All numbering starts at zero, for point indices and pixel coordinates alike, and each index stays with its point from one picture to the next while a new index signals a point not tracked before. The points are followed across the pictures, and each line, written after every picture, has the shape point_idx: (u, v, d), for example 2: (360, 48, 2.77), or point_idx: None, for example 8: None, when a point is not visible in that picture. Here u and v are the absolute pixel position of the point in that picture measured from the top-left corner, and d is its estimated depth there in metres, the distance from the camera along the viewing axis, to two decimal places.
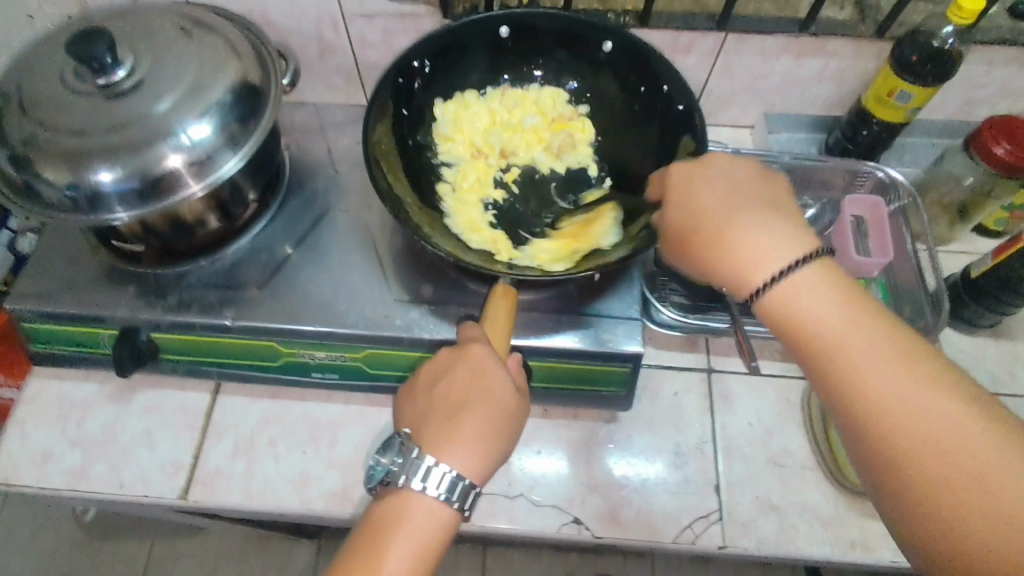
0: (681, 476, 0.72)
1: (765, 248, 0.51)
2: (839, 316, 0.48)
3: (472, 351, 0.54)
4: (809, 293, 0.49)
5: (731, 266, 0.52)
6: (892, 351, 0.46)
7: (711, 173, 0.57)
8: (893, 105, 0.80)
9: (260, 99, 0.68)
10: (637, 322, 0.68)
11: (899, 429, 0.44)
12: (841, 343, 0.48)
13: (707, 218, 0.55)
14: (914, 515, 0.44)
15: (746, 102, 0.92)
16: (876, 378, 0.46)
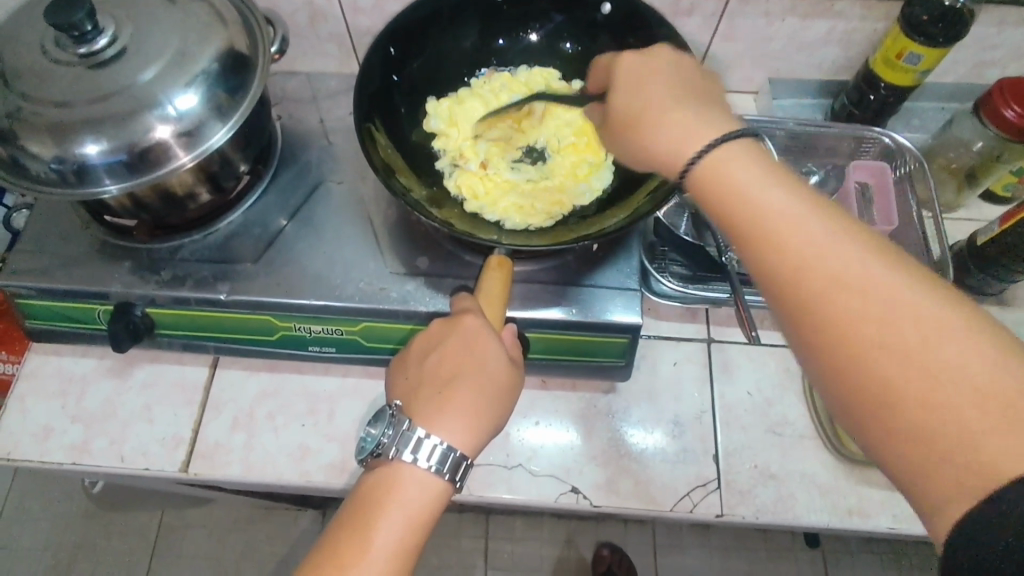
0: (679, 446, 0.72)
1: (697, 129, 0.48)
2: (774, 194, 0.44)
3: (465, 321, 0.53)
4: (748, 169, 0.45)
5: (663, 145, 0.49)
6: (833, 222, 0.43)
7: (654, 64, 0.54)
8: (901, 67, 0.78)
9: (248, 68, 0.66)
10: (636, 292, 0.67)
11: (844, 298, 0.40)
12: (782, 216, 0.43)
13: (642, 112, 0.52)
14: (860, 391, 0.39)
15: (750, 66, 0.89)
16: (813, 246, 0.42)
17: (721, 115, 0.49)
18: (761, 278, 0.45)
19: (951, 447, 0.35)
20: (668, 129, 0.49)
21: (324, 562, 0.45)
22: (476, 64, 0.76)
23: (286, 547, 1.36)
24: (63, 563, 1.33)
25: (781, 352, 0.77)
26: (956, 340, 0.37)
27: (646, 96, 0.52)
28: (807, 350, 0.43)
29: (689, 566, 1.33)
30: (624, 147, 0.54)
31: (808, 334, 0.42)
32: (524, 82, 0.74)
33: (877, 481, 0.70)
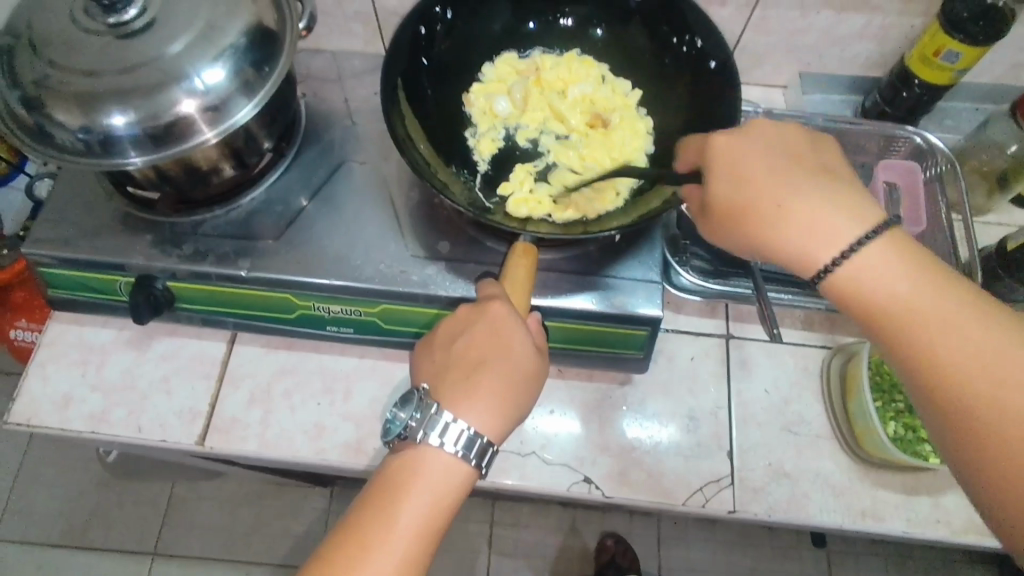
0: (693, 441, 0.71)
1: (820, 215, 0.49)
2: (911, 294, 0.46)
3: (493, 307, 0.53)
4: (888, 261, 0.47)
5: (790, 247, 0.50)
6: (971, 313, 0.45)
7: (755, 140, 0.53)
8: (938, 65, 0.76)
9: (275, 43, 0.66)
10: (658, 285, 0.67)
11: (972, 388, 0.43)
12: (920, 310, 0.46)
13: (753, 185, 0.51)
14: (985, 481, 0.42)
15: (781, 58, 0.87)
16: (947, 341, 0.44)
17: (841, 190, 0.50)
18: (898, 371, 0.47)
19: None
20: (806, 229, 0.49)
21: (345, 541, 0.45)
22: (504, 45, 0.74)
23: (294, 523, 1.37)
24: (76, 528, 1.36)
25: (800, 351, 0.77)
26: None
27: (748, 172, 0.52)
28: (940, 438, 0.45)
29: (693, 560, 1.34)
30: (733, 235, 0.53)
31: (940, 423, 0.45)
32: (496, 81, 0.72)
33: (892, 485, 0.70)
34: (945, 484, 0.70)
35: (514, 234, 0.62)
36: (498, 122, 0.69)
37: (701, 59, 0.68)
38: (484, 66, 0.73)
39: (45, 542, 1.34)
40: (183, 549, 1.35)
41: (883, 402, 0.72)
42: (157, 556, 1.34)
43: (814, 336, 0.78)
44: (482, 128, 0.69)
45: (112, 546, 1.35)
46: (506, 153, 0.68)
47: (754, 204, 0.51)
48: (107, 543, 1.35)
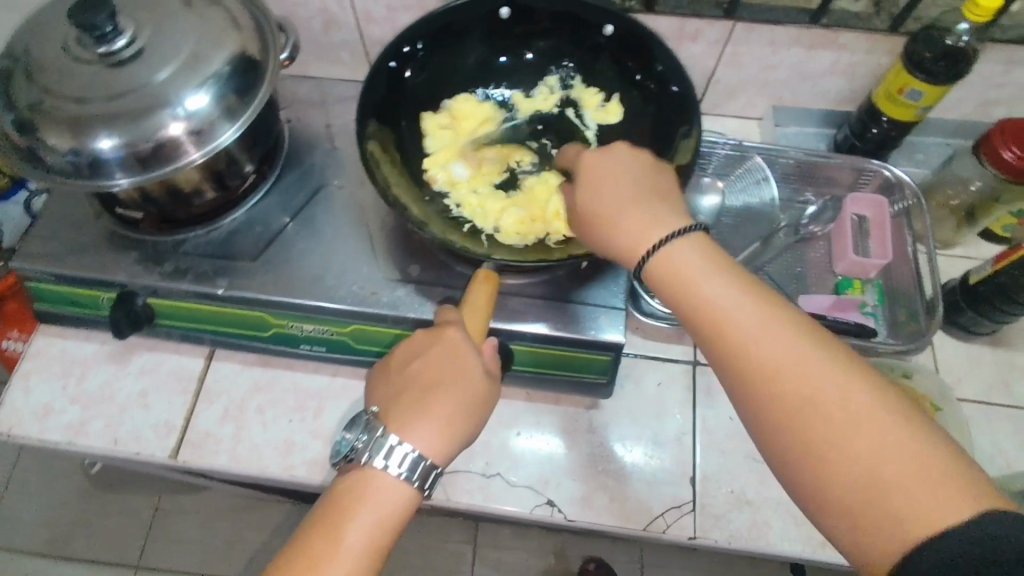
0: (657, 466, 0.72)
1: (650, 229, 0.52)
2: (725, 287, 0.48)
3: (447, 334, 0.54)
4: (690, 257, 0.50)
5: (628, 245, 0.53)
6: (771, 309, 0.47)
7: (612, 160, 0.57)
8: (902, 102, 0.78)
9: (259, 70, 0.69)
10: (621, 311, 0.69)
11: (784, 381, 0.45)
12: (730, 308, 0.47)
13: (607, 198, 0.55)
14: (802, 468, 0.44)
15: (755, 92, 0.90)
16: (755, 339, 0.46)
17: (667, 210, 0.53)
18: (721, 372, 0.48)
19: (877, 513, 0.40)
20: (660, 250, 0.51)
21: (291, 563, 0.46)
22: (476, 80, 0.77)
23: (276, 539, 1.38)
24: (62, 539, 1.37)
25: None
26: (874, 419, 0.42)
27: (604, 192, 0.55)
28: (756, 432, 0.47)
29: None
30: (597, 243, 0.56)
31: (750, 411, 0.47)
32: (440, 151, 0.72)
33: None
34: None
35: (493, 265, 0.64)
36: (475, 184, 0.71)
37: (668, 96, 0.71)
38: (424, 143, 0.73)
39: (31, 551, 1.35)
40: (166, 562, 1.36)
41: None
42: (140, 568, 1.35)
43: None
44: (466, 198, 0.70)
45: (97, 556, 1.36)
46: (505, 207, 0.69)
47: (607, 214, 0.55)
48: (91, 554, 1.36)
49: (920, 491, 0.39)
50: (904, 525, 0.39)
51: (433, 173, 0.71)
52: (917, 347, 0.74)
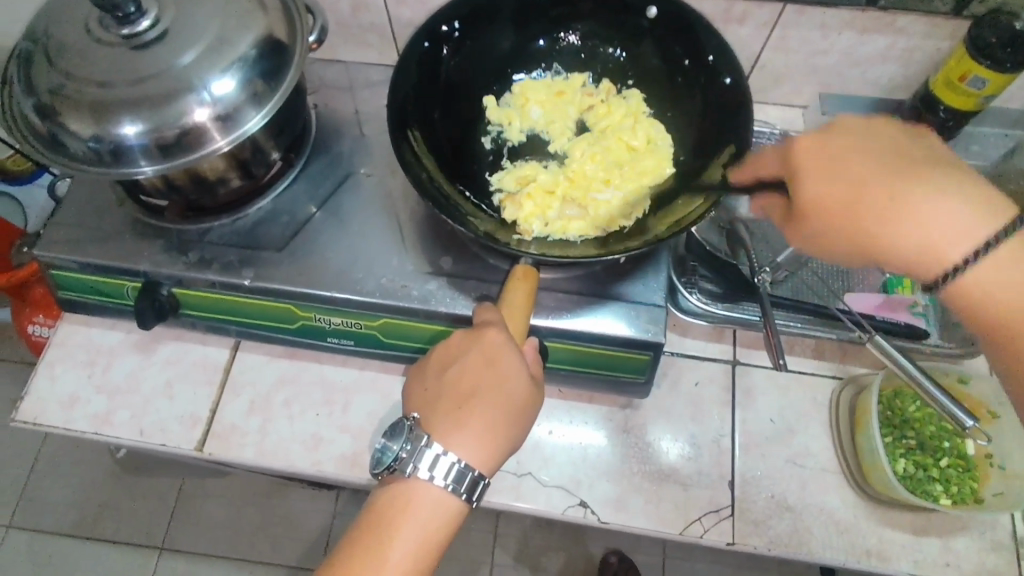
0: (694, 469, 0.70)
1: (961, 214, 0.49)
2: (969, 266, 0.48)
3: (487, 337, 0.51)
4: (925, 197, 0.50)
5: (910, 252, 0.51)
6: (1011, 283, 0.45)
7: (848, 141, 0.54)
8: (964, 91, 0.74)
9: (285, 54, 0.66)
10: (661, 310, 0.66)
11: (979, 280, 0.49)
12: (978, 296, 0.46)
13: (861, 186, 0.51)
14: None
15: (801, 78, 0.85)
16: (951, 232, 0.49)
17: (972, 192, 0.49)
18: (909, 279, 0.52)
19: None
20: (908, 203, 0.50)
21: None
22: (513, 65, 0.74)
23: (298, 524, 1.38)
24: (88, 520, 1.38)
25: (808, 379, 0.74)
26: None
27: (864, 179, 0.51)
28: (1017, 423, 0.45)
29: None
30: (818, 239, 0.55)
31: None
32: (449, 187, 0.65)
33: (900, 524, 0.67)
34: (953, 527, 0.67)
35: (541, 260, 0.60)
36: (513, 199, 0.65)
37: (715, 83, 0.67)
38: (434, 176, 0.64)
39: (60, 531, 1.37)
40: (190, 545, 1.36)
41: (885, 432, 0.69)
42: (164, 550, 1.36)
43: (825, 365, 0.75)
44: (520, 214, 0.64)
45: (123, 538, 1.37)
46: (563, 212, 0.65)
47: (866, 206, 0.51)
48: (117, 535, 1.37)
49: None
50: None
51: (469, 213, 0.64)
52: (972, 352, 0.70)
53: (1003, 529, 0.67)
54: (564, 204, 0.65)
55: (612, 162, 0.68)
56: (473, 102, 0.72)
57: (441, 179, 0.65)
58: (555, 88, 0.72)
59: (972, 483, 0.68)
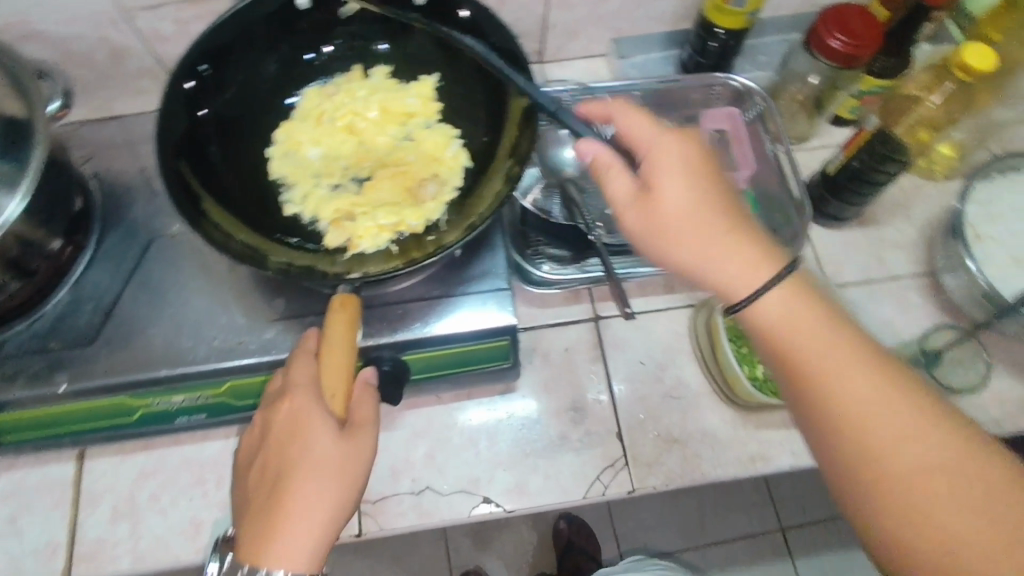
0: (582, 432, 0.71)
1: (752, 261, 0.49)
2: (807, 324, 0.48)
3: (280, 409, 0.50)
4: (800, 308, 0.48)
5: (709, 273, 0.50)
6: (846, 344, 0.48)
7: (671, 164, 0.51)
8: (732, 12, 0.78)
9: (28, 128, 0.58)
10: (510, 291, 0.67)
11: (878, 439, 0.45)
12: (812, 352, 0.48)
13: (672, 213, 0.50)
14: (865, 490, 0.46)
15: (593, 28, 0.88)
16: (836, 381, 0.47)
17: (768, 243, 0.50)
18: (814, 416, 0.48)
19: (943, 549, 0.42)
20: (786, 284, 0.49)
21: None
22: (286, 88, 0.71)
23: None
24: None
25: (666, 315, 0.78)
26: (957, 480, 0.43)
27: (672, 210, 0.50)
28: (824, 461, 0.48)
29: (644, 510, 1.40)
30: (651, 248, 0.52)
31: (820, 439, 0.48)
32: (261, 241, 0.62)
33: (772, 424, 0.72)
34: None
35: (390, 271, 0.60)
36: (332, 227, 0.65)
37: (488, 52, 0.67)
38: (245, 237, 0.61)
39: None
40: None
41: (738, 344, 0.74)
42: None
43: (677, 297, 0.79)
44: (349, 239, 0.64)
45: None
46: (389, 219, 0.65)
47: (671, 235, 0.50)
48: None
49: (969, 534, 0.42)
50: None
51: (294, 257, 0.62)
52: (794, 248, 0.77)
53: None
54: (386, 212, 0.65)
55: (410, 156, 0.69)
56: (256, 136, 0.69)
57: (250, 236, 0.61)
58: (312, 119, 0.70)
59: None
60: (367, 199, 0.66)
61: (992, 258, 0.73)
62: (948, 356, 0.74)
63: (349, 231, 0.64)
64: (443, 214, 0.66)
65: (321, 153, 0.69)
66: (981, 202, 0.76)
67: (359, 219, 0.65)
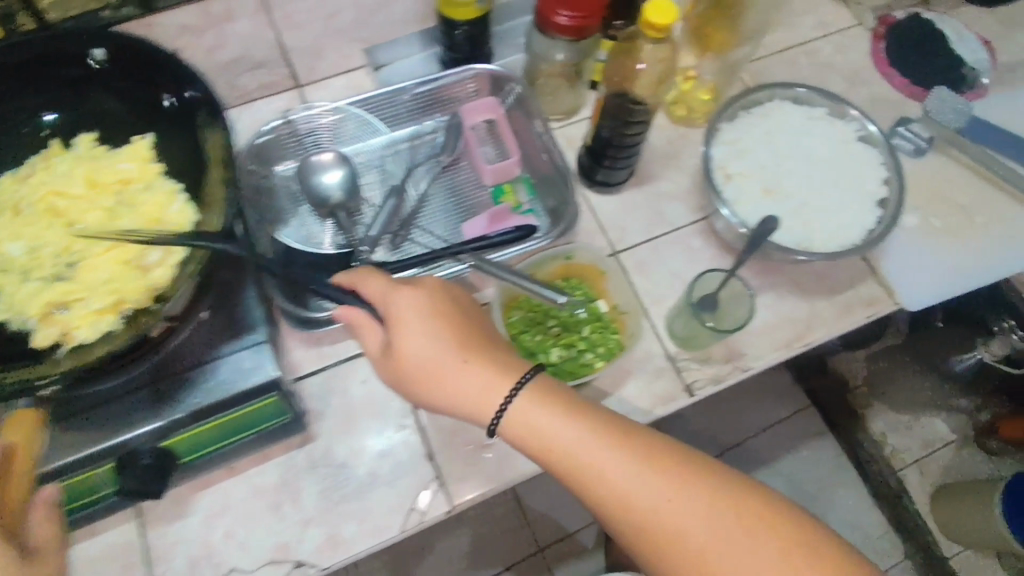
0: (391, 462, 0.69)
1: (495, 381, 0.56)
2: (559, 420, 0.54)
3: None
4: (552, 418, 0.55)
5: (470, 400, 0.56)
6: (596, 425, 0.55)
7: (416, 299, 0.57)
8: (461, 2, 0.77)
9: None
10: (267, 343, 0.63)
11: (641, 508, 0.52)
12: (569, 446, 0.54)
13: (415, 361, 0.56)
14: (651, 545, 0.52)
15: (336, 45, 0.85)
16: (597, 463, 0.53)
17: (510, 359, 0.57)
18: (583, 498, 0.55)
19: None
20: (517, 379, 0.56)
21: None
22: None
23: None
24: None
25: None
26: (707, 527, 0.51)
27: (412, 353, 0.56)
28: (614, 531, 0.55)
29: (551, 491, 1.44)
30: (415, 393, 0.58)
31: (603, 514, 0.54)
32: None
33: None
34: (621, 378, 0.74)
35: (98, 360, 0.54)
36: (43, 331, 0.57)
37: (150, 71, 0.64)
38: None
39: None
40: None
41: (519, 339, 0.73)
42: None
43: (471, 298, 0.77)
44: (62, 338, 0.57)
45: None
46: (106, 303, 0.58)
47: (426, 379, 0.56)
48: None
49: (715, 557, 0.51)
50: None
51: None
52: (560, 232, 0.80)
53: (657, 356, 0.76)
54: (101, 296, 0.58)
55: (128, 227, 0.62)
56: None
57: None
58: (7, 212, 0.63)
59: (613, 336, 0.73)
60: (81, 288, 0.59)
61: (742, 200, 0.72)
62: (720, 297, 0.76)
63: (63, 329, 0.57)
64: (169, 282, 0.58)
65: (25, 248, 0.61)
66: (726, 146, 0.75)
67: (74, 314, 0.58)
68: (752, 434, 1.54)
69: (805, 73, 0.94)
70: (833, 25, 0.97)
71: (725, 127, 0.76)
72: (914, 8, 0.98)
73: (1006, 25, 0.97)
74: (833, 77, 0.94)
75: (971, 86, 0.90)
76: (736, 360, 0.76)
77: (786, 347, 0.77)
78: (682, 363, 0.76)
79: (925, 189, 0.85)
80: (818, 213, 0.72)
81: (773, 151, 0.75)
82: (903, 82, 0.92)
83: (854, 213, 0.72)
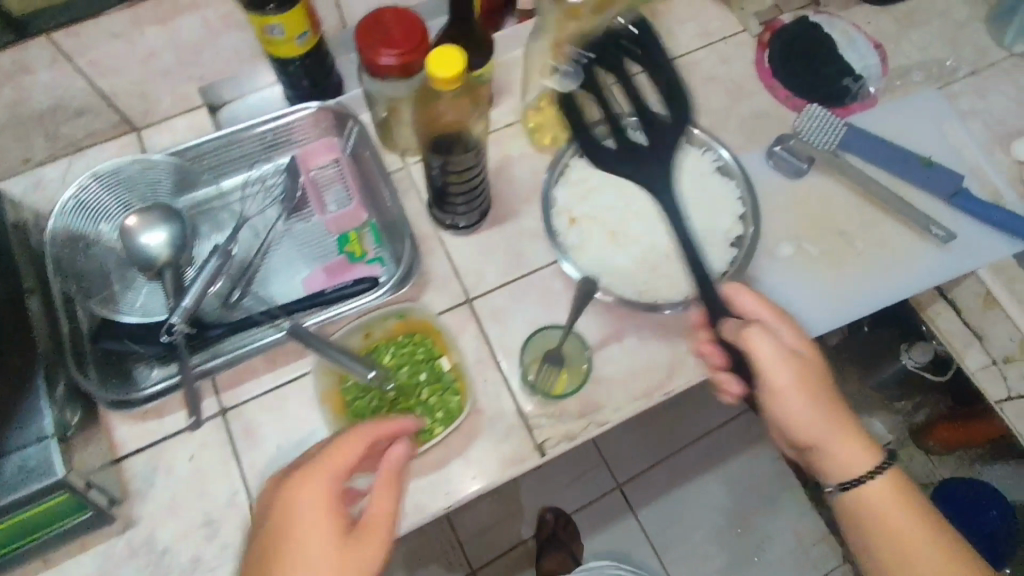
0: (217, 546, 0.67)
1: (772, 344, 0.62)
2: (783, 372, 0.62)
3: None
4: (786, 373, 0.62)
5: (764, 367, 0.62)
6: (802, 367, 0.63)
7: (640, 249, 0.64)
8: (279, 40, 0.69)
9: None
10: (53, 439, 0.58)
11: (835, 451, 0.63)
12: (784, 386, 0.62)
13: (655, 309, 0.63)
14: (830, 467, 0.64)
15: (164, 83, 0.77)
16: (788, 406, 0.63)
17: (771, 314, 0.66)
18: (775, 420, 0.66)
19: (867, 516, 0.62)
20: (734, 299, 0.68)
21: None
22: None
23: None
24: None
25: (300, 386, 0.71)
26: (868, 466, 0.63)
27: None
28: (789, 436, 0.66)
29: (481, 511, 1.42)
30: None
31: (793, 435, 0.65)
32: None
33: (422, 470, 0.69)
34: (469, 440, 0.71)
35: None
36: None
37: None
38: None
39: None
40: None
41: (354, 404, 0.70)
42: None
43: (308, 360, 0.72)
44: None
45: None
46: None
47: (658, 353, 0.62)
48: None
49: (888, 516, 0.62)
50: (943, 522, 0.62)
51: None
52: (404, 280, 0.73)
53: (509, 414, 0.72)
54: None
55: None
56: None
57: None
58: None
59: (455, 398, 0.70)
60: None
61: (583, 244, 0.77)
62: (563, 352, 0.73)
63: None
64: None
65: None
66: (570, 188, 0.80)
67: None
68: (687, 443, 1.49)
69: (686, 86, 0.87)
70: (718, 32, 0.90)
71: (574, 163, 0.79)
72: (805, 10, 0.91)
73: (902, 24, 0.90)
74: (715, 90, 0.87)
75: (854, 97, 0.85)
76: (593, 415, 0.72)
77: (644, 398, 0.73)
78: (535, 421, 0.71)
79: (802, 206, 0.80)
80: (660, 254, 0.73)
81: (621, 188, 0.77)
82: (786, 94, 0.85)
83: (701, 253, 0.70)
